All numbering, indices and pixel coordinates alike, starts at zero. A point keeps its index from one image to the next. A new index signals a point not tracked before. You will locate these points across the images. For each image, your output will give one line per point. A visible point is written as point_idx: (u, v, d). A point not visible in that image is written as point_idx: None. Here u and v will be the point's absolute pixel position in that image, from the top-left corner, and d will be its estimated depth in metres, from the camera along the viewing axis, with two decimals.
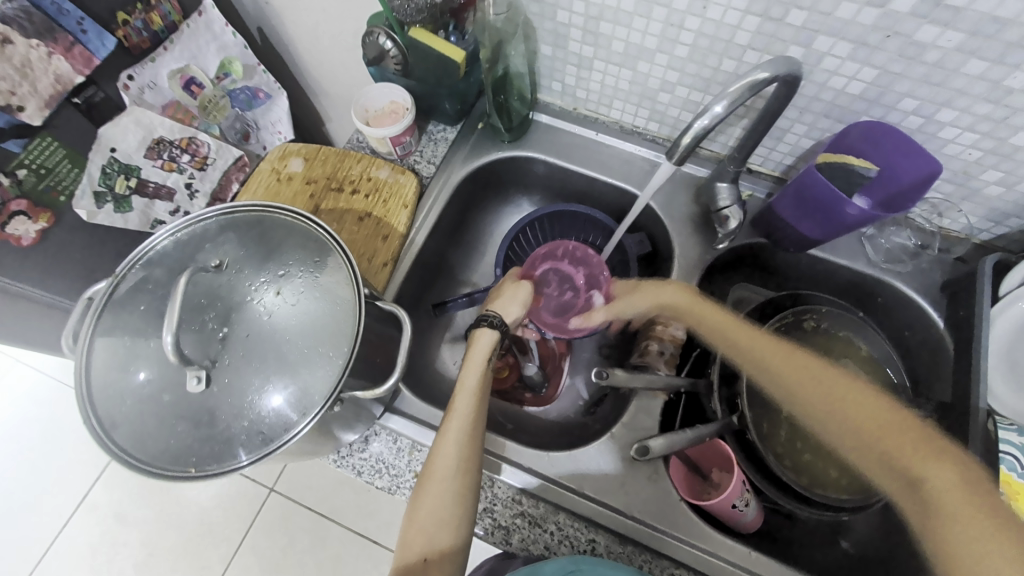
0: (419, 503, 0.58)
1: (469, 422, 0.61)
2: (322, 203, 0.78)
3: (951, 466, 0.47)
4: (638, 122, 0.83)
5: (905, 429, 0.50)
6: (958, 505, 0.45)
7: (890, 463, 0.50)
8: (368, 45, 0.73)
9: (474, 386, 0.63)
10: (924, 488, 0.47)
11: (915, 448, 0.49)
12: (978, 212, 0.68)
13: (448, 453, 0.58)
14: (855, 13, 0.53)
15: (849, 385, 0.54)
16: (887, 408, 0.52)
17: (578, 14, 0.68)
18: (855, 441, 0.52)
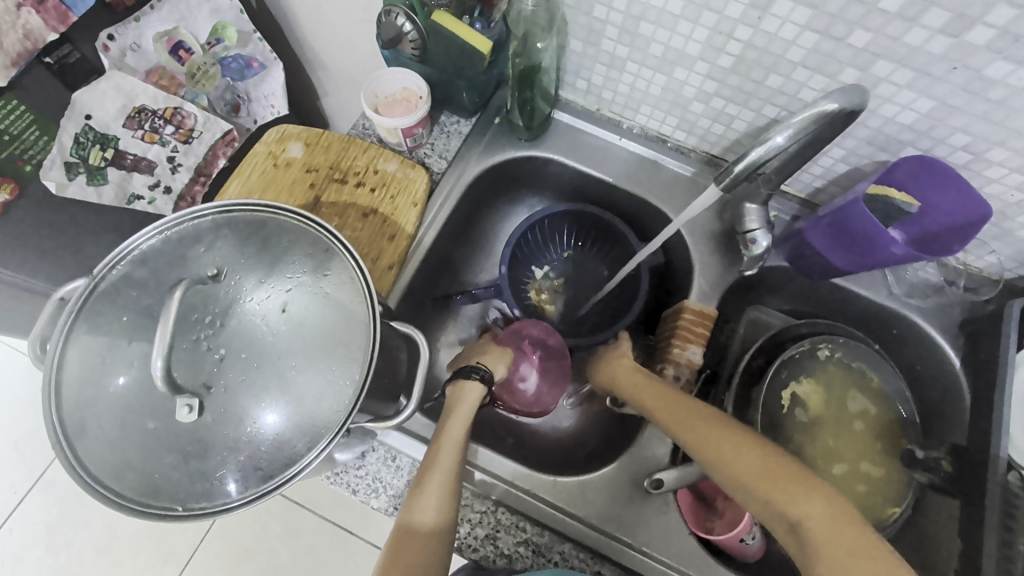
0: (392, 554, 0.53)
1: (454, 469, 0.57)
2: (323, 195, 0.71)
3: (820, 502, 0.49)
4: (664, 129, 0.78)
5: (777, 475, 0.52)
6: (833, 545, 0.47)
7: (775, 511, 0.51)
8: (385, 26, 0.68)
9: (459, 434, 0.60)
10: (802, 532, 0.49)
11: (793, 494, 0.50)
12: (1008, 252, 0.66)
13: (430, 504, 0.54)
14: (925, 40, 0.50)
15: (728, 435, 0.56)
16: (762, 455, 0.54)
17: (618, 11, 0.63)
18: (747, 494, 0.53)
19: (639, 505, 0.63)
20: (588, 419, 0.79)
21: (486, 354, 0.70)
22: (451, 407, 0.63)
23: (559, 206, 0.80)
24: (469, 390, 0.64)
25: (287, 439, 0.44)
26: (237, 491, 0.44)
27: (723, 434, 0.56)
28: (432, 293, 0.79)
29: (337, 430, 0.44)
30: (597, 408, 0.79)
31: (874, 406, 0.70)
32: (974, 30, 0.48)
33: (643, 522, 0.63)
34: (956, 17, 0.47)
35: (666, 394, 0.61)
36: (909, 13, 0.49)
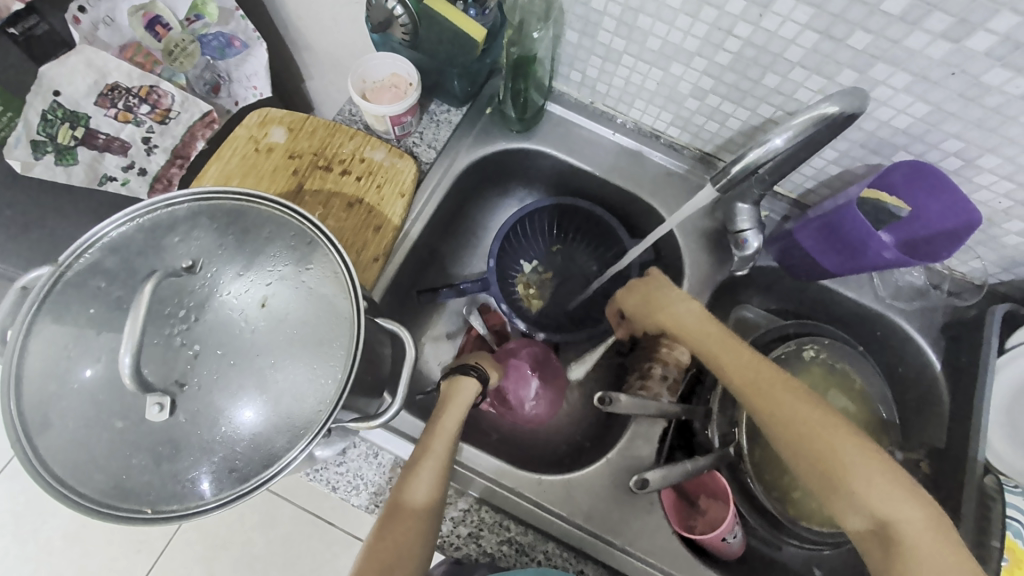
0: (377, 538, 0.51)
1: (445, 457, 0.56)
2: (307, 182, 0.69)
3: (918, 508, 0.49)
4: (658, 125, 0.77)
5: (877, 472, 0.50)
6: (924, 550, 0.47)
7: (863, 507, 0.50)
8: (374, 7, 0.65)
9: (455, 425, 0.59)
10: (890, 531, 0.48)
11: (889, 494, 0.49)
12: (992, 258, 0.67)
13: (420, 491, 0.53)
14: (926, 44, 0.50)
15: (824, 422, 0.53)
16: (860, 449, 0.52)
17: (617, 2, 0.62)
18: (833, 482, 0.51)
19: (623, 505, 0.63)
20: (574, 416, 0.78)
21: (479, 358, 0.69)
22: (445, 400, 0.61)
23: (544, 200, 0.79)
24: (466, 385, 0.62)
25: (265, 437, 0.43)
26: (210, 491, 0.42)
27: (819, 420, 0.53)
28: (417, 286, 0.78)
29: (318, 428, 0.42)
30: (583, 405, 0.79)
31: (856, 408, 0.71)
32: (975, 36, 0.47)
33: (628, 522, 0.63)
34: (959, 23, 0.47)
35: (748, 358, 0.59)
36: (911, 16, 0.48)
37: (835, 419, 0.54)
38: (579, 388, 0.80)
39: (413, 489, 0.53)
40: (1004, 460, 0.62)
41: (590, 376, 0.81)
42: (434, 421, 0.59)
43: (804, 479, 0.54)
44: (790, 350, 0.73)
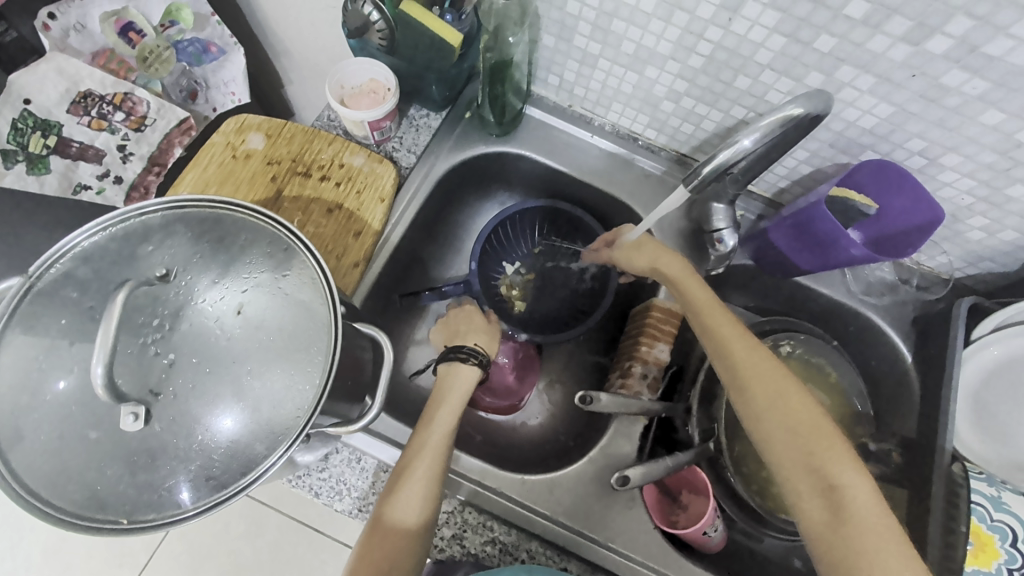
0: (369, 544, 0.51)
1: (441, 457, 0.56)
2: (286, 189, 0.69)
3: (868, 479, 0.49)
4: (635, 127, 0.78)
5: (834, 441, 0.51)
6: (868, 517, 0.47)
7: (816, 470, 0.50)
8: (351, 13, 0.67)
9: (452, 421, 0.59)
10: (838, 497, 0.48)
11: (849, 472, 0.49)
12: (957, 253, 0.70)
13: (411, 496, 0.53)
14: (887, 48, 0.52)
15: (792, 387, 0.54)
16: (821, 417, 0.52)
17: (591, 7, 0.63)
18: (792, 444, 0.51)
19: (605, 502, 0.64)
20: (556, 416, 0.79)
21: (478, 337, 0.69)
22: (444, 391, 0.63)
23: (534, 202, 0.80)
24: (466, 373, 0.64)
25: (243, 443, 0.43)
26: (189, 499, 0.42)
27: (786, 384, 0.54)
28: (399, 289, 0.78)
29: (296, 434, 0.42)
30: (565, 405, 0.79)
31: (831, 402, 0.72)
32: (933, 39, 0.49)
33: (610, 518, 0.63)
34: (917, 26, 0.49)
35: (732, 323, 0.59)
36: (873, 20, 0.50)
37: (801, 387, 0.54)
38: (561, 388, 0.81)
39: (406, 493, 0.53)
40: (974, 451, 0.64)
41: (573, 376, 0.81)
42: (428, 417, 0.59)
43: (762, 440, 0.53)
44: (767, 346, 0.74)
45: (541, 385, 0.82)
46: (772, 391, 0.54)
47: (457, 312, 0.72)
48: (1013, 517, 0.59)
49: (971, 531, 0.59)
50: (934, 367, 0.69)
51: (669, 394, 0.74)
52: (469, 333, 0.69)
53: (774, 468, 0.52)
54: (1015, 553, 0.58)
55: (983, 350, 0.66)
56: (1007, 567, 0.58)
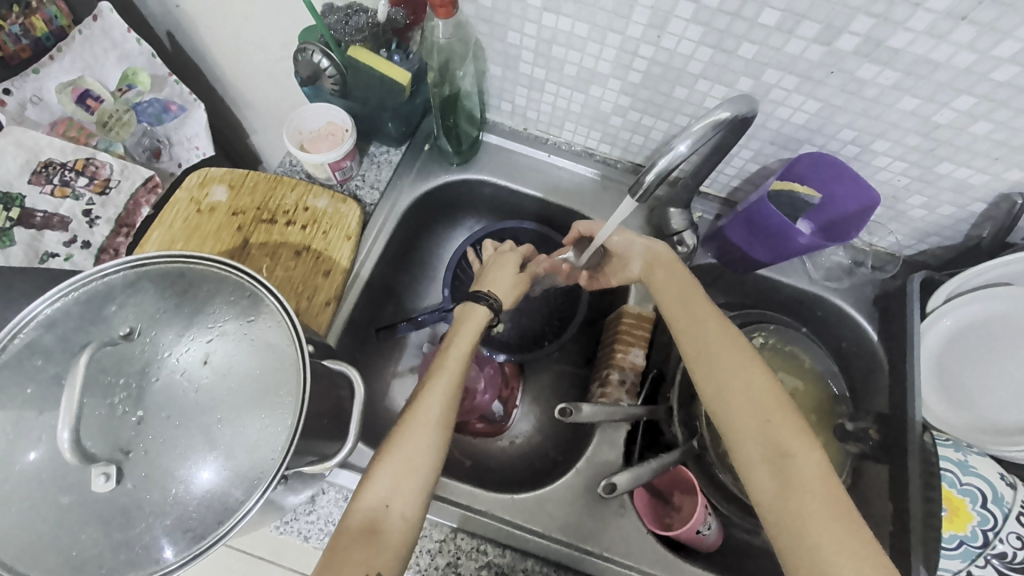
0: (378, 471, 0.53)
1: (458, 378, 0.60)
2: (252, 237, 0.70)
3: (819, 451, 0.51)
4: (589, 143, 0.82)
5: (789, 414, 0.53)
6: (814, 484, 0.49)
7: (770, 440, 0.52)
8: (300, 63, 0.68)
9: (467, 349, 0.62)
10: (787, 466, 0.51)
11: (802, 444, 0.51)
12: (904, 231, 0.74)
13: (432, 407, 0.57)
14: (804, 49, 0.55)
15: (756, 365, 0.56)
16: (779, 394, 0.55)
17: (529, 36, 0.66)
18: (747, 413, 0.54)
19: (597, 511, 0.64)
20: (544, 431, 0.80)
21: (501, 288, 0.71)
22: (460, 324, 0.65)
23: (524, 223, 0.81)
24: (482, 313, 0.66)
25: (220, 492, 0.43)
26: (170, 555, 0.42)
27: (750, 363, 0.57)
28: (375, 322, 0.79)
29: (270, 479, 0.42)
30: (551, 419, 0.80)
31: (808, 389, 0.74)
32: (842, 38, 0.53)
33: (605, 529, 0.64)
34: (826, 28, 0.53)
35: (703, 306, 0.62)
36: (786, 26, 0.54)
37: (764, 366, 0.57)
38: (546, 403, 0.82)
39: (426, 402, 0.57)
40: (941, 418, 0.67)
41: (556, 390, 0.82)
42: (442, 357, 0.61)
43: (722, 409, 0.56)
44: None
45: (526, 402, 0.82)
46: (734, 366, 0.57)
47: (496, 259, 0.74)
48: (981, 478, 0.57)
49: (943, 498, 0.58)
50: (897, 343, 0.71)
51: (652, 397, 0.74)
52: (494, 280, 0.72)
53: (730, 439, 0.55)
54: (988, 514, 0.55)
55: (937, 323, 0.69)
56: (982, 530, 0.55)
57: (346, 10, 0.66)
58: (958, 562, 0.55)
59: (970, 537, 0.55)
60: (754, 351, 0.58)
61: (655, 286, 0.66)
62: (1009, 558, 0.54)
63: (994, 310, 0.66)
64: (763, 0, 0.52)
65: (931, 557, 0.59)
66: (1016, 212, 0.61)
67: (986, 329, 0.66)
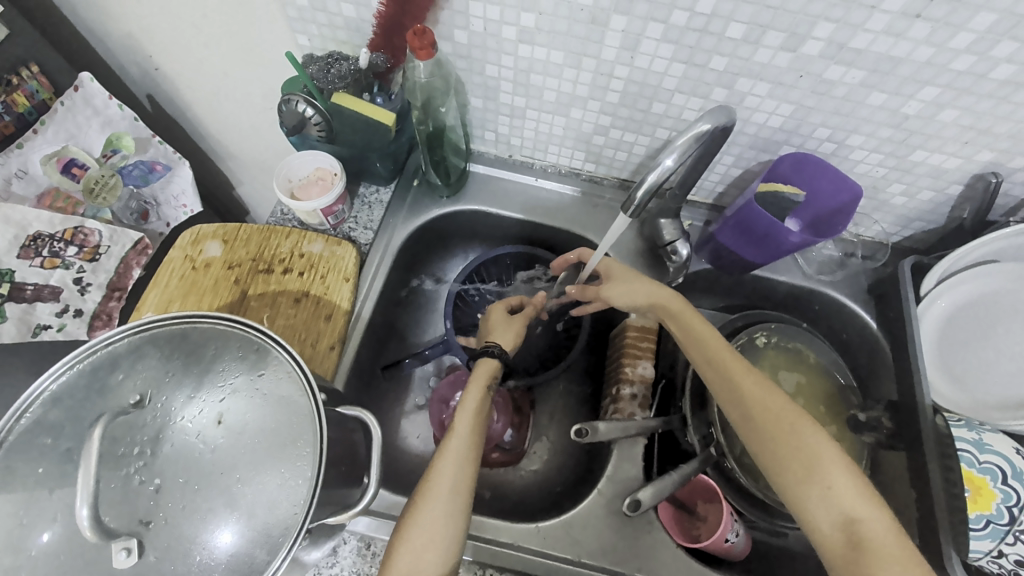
0: (401, 544, 0.53)
1: (476, 444, 0.59)
2: (250, 288, 0.69)
3: (885, 511, 0.50)
4: (574, 164, 0.83)
5: (848, 473, 0.52)
6: (887, 546, 0.48)
7: (833, 502, 0.51)
8: (286, 113, 0.69)
9: (473, 406, 0.61)
10: (856, 529, 0.50)
11: (860, 500, 0.51)
12: (888, 219, 0.76)
13: (446, 472, 0.56)
14: (771, 57, 0.58)
15: (806, 423, 0.55)
16: (836, 452, 0.53)
17: (507, 68, 0.68)
18: (801, 475, 0.53)
19: (624, 530, 0.63)
20: (559, 453, 0.79)
21: (497, 337, 0.69)
22: (470, 379, 0.65)
23: (513, 248, 0.82)
24: (490, 366, 0.65)
25: (244, 554, 0.42)
26: None
27: (801, 420, 0.56)
28: (380, 361, 0.78)
29: (294, 535, 0.41)
30: (566, 441, 0.79)
31: (815, 383, 0.74)
32: (807, 44, 0.56)
33: (635, 548, 0.62)
34: (790, 36, 0.55)
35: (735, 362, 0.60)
36: (752, 37, 0.56)
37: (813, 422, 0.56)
38: (559, 426, 0.81)
39: (439, 470, 0.56)
40: (948, 399, 0.67)
41: (567, 410, 0.82)
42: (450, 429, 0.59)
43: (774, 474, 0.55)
44: (743, 341, 0.76)
45: (538, 426, 0.81)
46: (781, 427, 0.56)
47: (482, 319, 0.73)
48: (998, 454, 0.57)
49: (964, 480, 0.58)
50: (896, 328, 0.73)
51: (665, 408, 0.74)
52: (492, 331, 0.70)
53: (789, 501, 0.54)
54: (1011, 490, 0.55)
55: (932, 305, 0.70)
56: (1007, 507, 0.55)
57: (327, 60, 0.69)
58: (987, 542, 0.55)
59: (996, 516, 0.55)
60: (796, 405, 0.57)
61: (684, 342, 0.64)
62: None
63: (986, 289, 0.67)
64: (728, 15, 0.55)
65: (961, 542, 0.57)
66: (993, 190, 0.63)
67: (983, 307, 0.67)
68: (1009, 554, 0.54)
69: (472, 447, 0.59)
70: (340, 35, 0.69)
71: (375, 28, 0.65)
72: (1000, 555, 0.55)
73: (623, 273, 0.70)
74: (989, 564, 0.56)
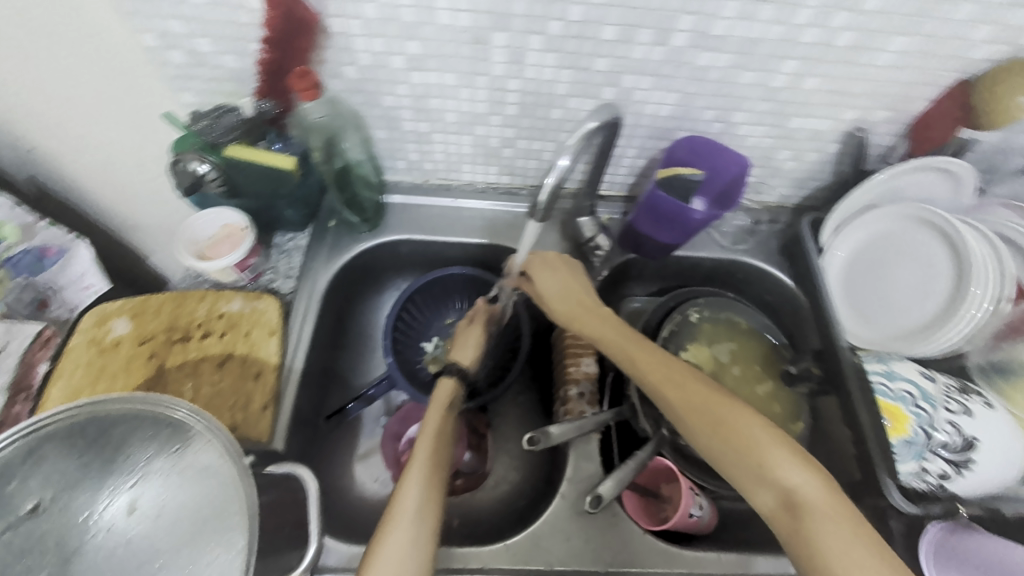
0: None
1: (436, 469, 0.59)
2: (168, 361, 0.65)
3: (817, 475, 0.52)
4: (490, 179, 0.84)
5: (778, 445, 0.54)
6: (822, 509, 0.49)
7: (767, 477, 0.52)
8: (179, 174, 0.68)
9: (433, 433, 0.62)
10: (794, 499, 0.51)
11: (793, 468, 0.52)
12: (785, 184, 0.82)
13: (411, 496, 0.56)
14: (647, 53, 0.62)
15: (730, 402, 0.57)
16: (762, 428, 0.55)
17: (404, 96, 0.69)
18: (733, 457, 0.54)
19: (587, 528, 0.63)
20: (520, 465, 0.78)
21: (462, 353, 0.71)
22: (430, 405, 0.67)
23: (444, 271, 0.82)
24: (449, 386, 0.68)
25: None
26: None
27: (722, 403, 0.57)
28: (322, 409, 0.75)
29: None
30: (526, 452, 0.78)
31: (749, 348, 0.78)
32: (675, 37, 0.60)
33: (603, 543, 0.63)
34: (658, 31, 0.59)
35: (656, 358, 0.63)
36: (626, 36, 0.60)
37: (736, 402, 0.57)
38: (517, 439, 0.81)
39: (405, 494, 0.56)
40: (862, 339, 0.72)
41: (524, 422, 0.82)
42: (412, 455, 0.60)
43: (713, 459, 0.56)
44: (678, 320, 0.79)
45: (497, 444, 0.81)
46: (705, 410, 0.57)
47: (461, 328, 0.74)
48: (909, 381, 0.63)
49: (885, 410, 0.63)
50: (808, 283, 0.78)
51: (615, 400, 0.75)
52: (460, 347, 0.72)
53: (733, 480, 0.55)
54: (922, 411, 0.61)
55: (833, 257, 0.77)
56: (922, 427, 0.61)
57: (213, 113, 0.65)
58: (912, 462, 0.60)
59: (914, 437, 0.61)
60: (716, 387, 0.59)
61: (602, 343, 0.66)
62: (951, 445, 0.59)
63: (873, 231, 0.74)
64: (599, 20, 0.58)
65: (892, 466, 0.60)
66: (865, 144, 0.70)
67: (874, 248, 0.73)
68: (931, 469, 0.59)
69: (438, 475, 0.59)
70: (226, 87, 0.67)
71: (259, 76, 0.64)
72: (925, 472, 0.60)
73: (547, 266, 0.71)
74: (917, 482, 0.60)
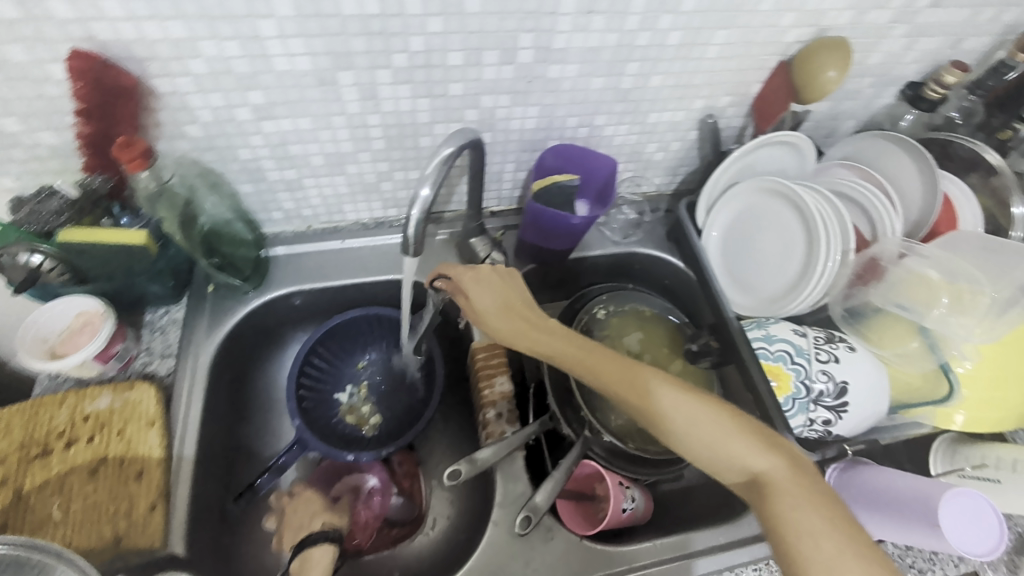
0: None
1: None
2: (26, 483, 0.57)
3: (782, 457, 0.52)
4: (377, 214, 0.82)
5: (743, 432, 0.53)
6: (789, 489, 0.50)
7: (737, 466, 0.52)
8: (8, 269, 0.60)
9: None
10: (761, 482, 0.51)
11: (759, 453, 0.52)
12: (659, 174, 0.87)
13: None
14: (497, 73, 0.63)
15: (693, 394, 0.55)
16: (725, 415, 0.54)
17: (261, 147, 0.65)
18: (700, 449, 0.54)
19: (524, 549, 0.63)
20: (455, 500, 0.76)
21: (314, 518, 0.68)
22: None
23: (340, 316, 0.78)
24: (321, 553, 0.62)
25: None
26: None
27: (690, 400, 0.55)
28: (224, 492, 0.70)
29: None
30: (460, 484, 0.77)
31: (652, 333, 0.81)
32: (519, 55, 0.61)
33: (541, 560, 0.62)
34: (502, 52, 0.61)
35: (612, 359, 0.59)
36: (472, 59, 0.61)
37: (704, 393, 0.56)
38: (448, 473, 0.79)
39: None
40: (746, 306, 0.78)
41: (453, 453, 0.80)
42: None
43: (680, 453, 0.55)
44: (586, 320, 0.81)
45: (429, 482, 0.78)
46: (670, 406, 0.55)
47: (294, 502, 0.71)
48: (784, 341, 0.68)
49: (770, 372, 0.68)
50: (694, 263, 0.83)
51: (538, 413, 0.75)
52: (307, 521, 0.68)
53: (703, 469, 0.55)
54: (799, 365, 0.66)
55: (709, 236, 0.82)
56: (802, 381, 0.66)
57: (34, 199, 0.59)
58: (801, 416, 0.66)
59: (797, 393, 0.66)
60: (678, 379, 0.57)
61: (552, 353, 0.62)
62: (825, 393, 0.65)
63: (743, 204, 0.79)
64: (442, 48, 0.59)
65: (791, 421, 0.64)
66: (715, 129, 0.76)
67: (744, 217, 0.79)
68: (817, 418, 0.66)
69: None
70: (52, 165, 0.60)
71: (82, 150, 0.58)
72: (812, 422, 0.66)
73: (484, 281, 0.66)
74: (808, 432, 0.67)
